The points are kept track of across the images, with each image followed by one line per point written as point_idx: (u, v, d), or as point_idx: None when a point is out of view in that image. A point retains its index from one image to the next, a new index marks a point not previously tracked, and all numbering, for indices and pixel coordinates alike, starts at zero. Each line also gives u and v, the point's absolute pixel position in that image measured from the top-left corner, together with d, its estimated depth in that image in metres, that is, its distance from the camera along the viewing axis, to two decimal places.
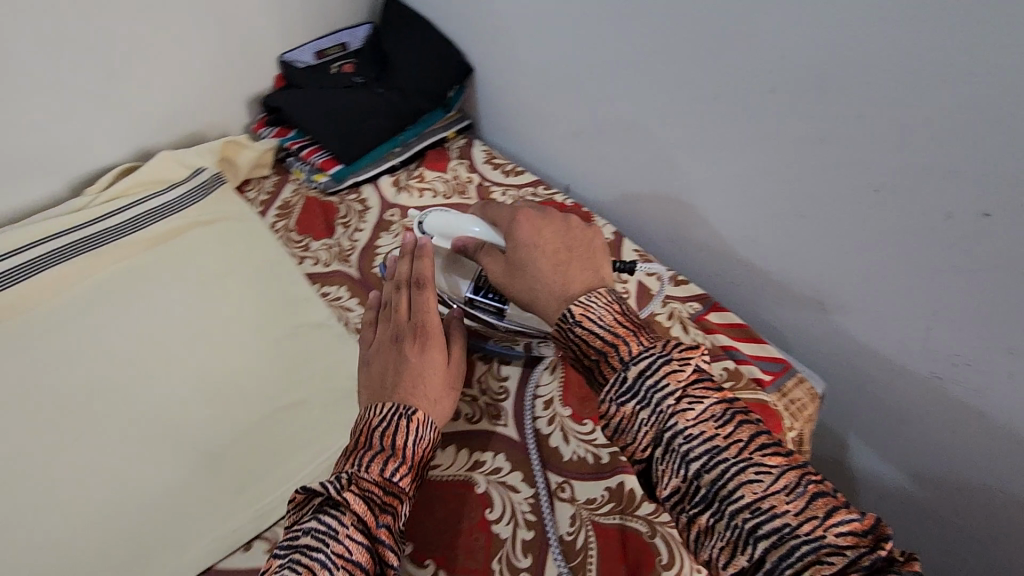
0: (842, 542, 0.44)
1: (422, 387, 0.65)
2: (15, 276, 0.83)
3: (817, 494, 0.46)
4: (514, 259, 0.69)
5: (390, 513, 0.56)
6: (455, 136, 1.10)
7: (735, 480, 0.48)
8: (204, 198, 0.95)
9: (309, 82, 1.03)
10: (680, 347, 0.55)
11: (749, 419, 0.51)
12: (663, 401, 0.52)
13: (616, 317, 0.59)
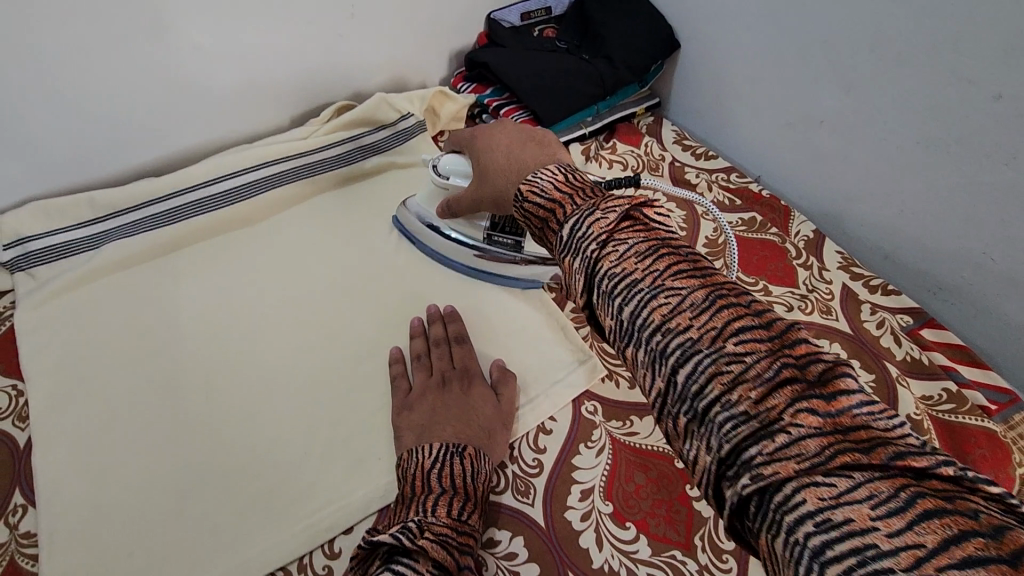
0: (764, 370, 0.38)
1: (479, 426, 0.65)
2: (244, 189, 0.88)
3: (721, 307, 0.41)
4: (479, 165, 0.69)
5: (467, 554, 0.54)
6: (644, 112, 1.09)
7: (646, 305, 0.43)
8: (405, 143, 0.99)
9: (514, 42, 1.04)
10: (610, 199, 0.50)
11: (675, 253, 0.46)
12: (594, 249, 0.47)
13: (558, 184, 0.54)
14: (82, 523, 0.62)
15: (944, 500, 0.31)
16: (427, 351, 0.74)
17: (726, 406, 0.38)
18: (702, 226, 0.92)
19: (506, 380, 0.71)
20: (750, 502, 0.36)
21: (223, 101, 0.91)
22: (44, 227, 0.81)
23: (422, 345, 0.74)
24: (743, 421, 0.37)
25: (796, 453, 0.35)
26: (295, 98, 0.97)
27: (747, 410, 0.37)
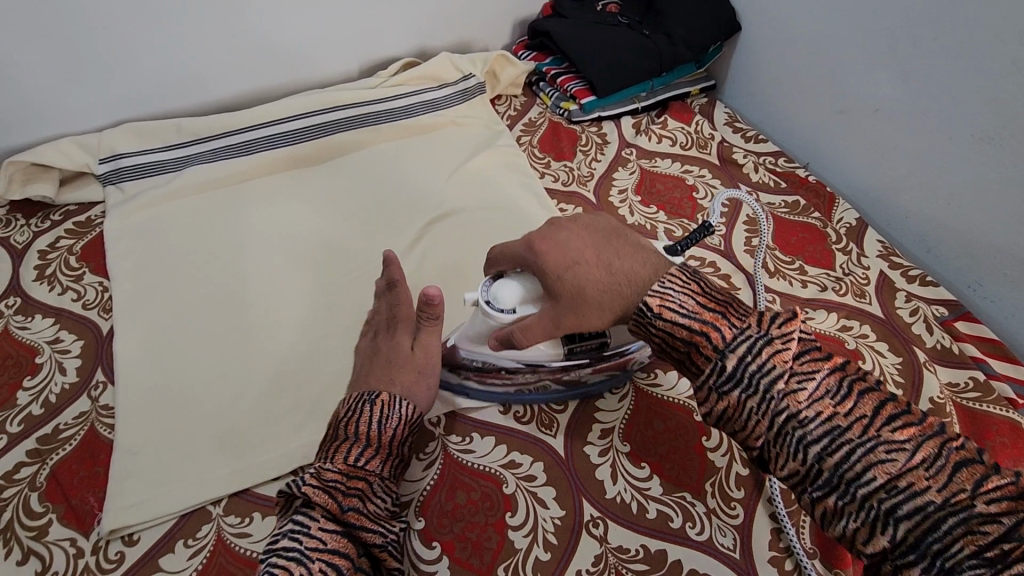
0: (991, 508, 0.41)
1: (397, 372, 0.61)
2: (312, 129, 0.96)
3: (959, 465, 0.43)
4: (558, 291, 0.55)
5: (359, 497, 0.55)
6: (698, 93, 1.11)
7: (863, 459, 0.45)
8: (464, 102, 1.04)
9: (577, 14, 1.07)
10: (776, 321, 0.51)
11: (870, 388, 0.48)
12: (771, 386, 0.49)
13: (700, 300, 0.53)
14: (148, 401, 0.69)
15: None
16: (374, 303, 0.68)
17: (956, 547, 0.41)
18: (745, 204, 0.93)
19: (433, 322, 0.62)
20: None
21: (302, 48, 0.97)
22: (137, 145, 0.91)
23: (367, 290, 0.69)
24: (968, 556, 0.40)
25: None
26: (366, 51, 1.03)
27: (972, 547, 0.41)
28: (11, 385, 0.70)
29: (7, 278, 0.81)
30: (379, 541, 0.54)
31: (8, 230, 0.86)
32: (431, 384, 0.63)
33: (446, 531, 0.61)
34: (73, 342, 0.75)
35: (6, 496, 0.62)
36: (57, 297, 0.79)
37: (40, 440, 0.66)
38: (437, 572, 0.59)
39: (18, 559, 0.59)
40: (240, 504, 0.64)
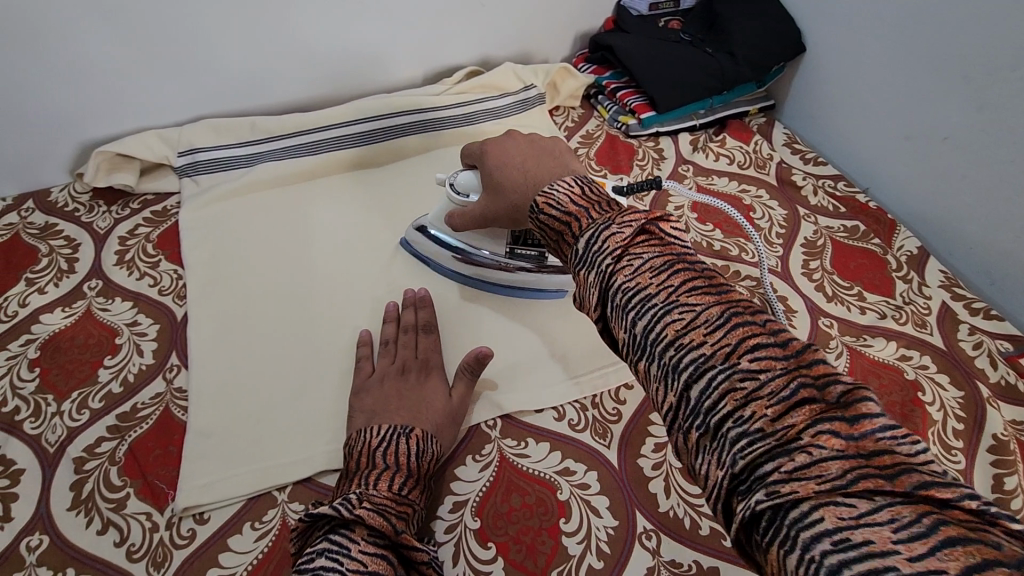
0: (836, 443, 0.34)
1: (427, 411, 0.66)
2: (379, 133, 0.98)
3: (737, 325, 0.40)
4: (491, 182, 0.67)
5: (403, 520, 0.55)
6: (756, 113, 1.11)
7: (659, 321, 0.42)
8: (523, 113, 1.06)
9: (640, 30, 1.08)
10: (626, 213, 0.49)
11: (691, 267, 0.45)
12: (626, 296, 0.44)
13: (574, 198, 0.54)
14: (219, 388, 0.73)
15: (888, 479, 0.32)
16: (393, 338, 0.75)
17: (722, 406, 0.38)
18: (802, 227, 0.93)
19: (467, 377, 0.70)
20: (758, 519, 0.34)
21: (373, 54, 1.01)
22: (214, 141, 0.94)
23: (392, 330, 0.75)
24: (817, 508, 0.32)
25: (817, 474, 0.33)
26: (432, 59, 1.06)
27: (816, 494, 0.32)
28: (93, 363, 0.74)
29: (90, 261, 0.85)
30: (428, 557, 0.53)
31: (92, 216, 0.91)
32: (456, 430, 0.68)
33: (502, 532, 0.63)
34: (149, 326, 0.79)
35: (88, 468, 0.66)
36: (135, 282, 0.83)
37: (120, 418, 0.70)
38: (493, 572, 0.60)
39: (98, 528, 0.62)
40: (305, 492, 0.66)
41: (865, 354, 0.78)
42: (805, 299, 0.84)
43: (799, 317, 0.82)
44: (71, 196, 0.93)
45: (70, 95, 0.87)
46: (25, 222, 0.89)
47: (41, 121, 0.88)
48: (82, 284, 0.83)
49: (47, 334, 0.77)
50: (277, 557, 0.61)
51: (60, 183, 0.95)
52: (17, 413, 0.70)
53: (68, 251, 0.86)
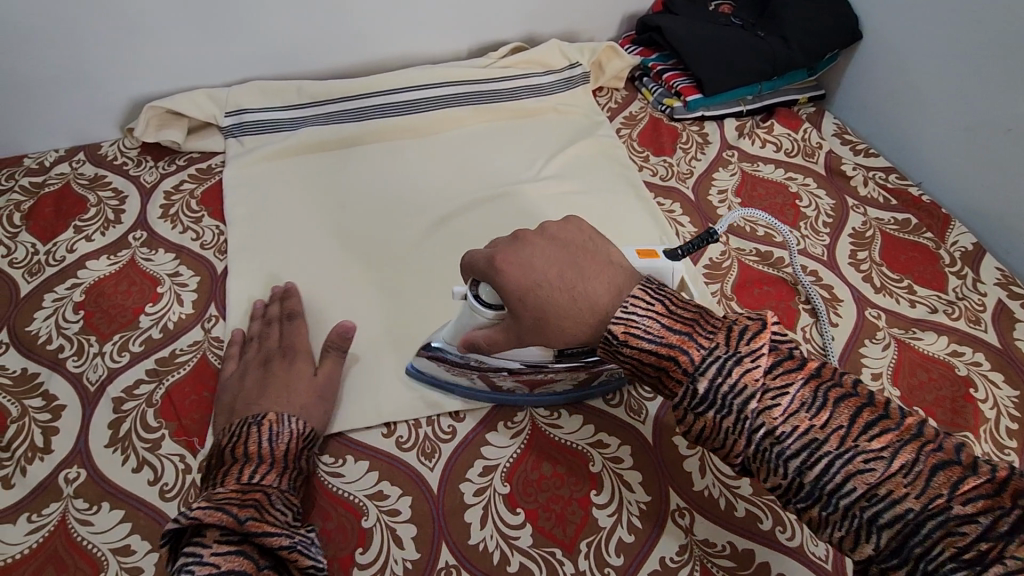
0: (968, 509, 0.39)
1: (294, 392, 0.63)
2: (421, 102, 0.98)
3: (936, 468, 0.40)
4: (524, 314, 0.52)
5: (255, 507, 0.52)
6: (806, 102, 1.08)
7: (841, 471, 0.42)
8: (566, 91, 1.04)
9: (690, 12, 1.06)
10: (746, 338, 0.47)
11: (846, 393, 0.44)
12: (744, 406, 0.45)
13: (666, 321, 0.49)
14: None
15: None
16: (257, 333, 0.72)
17: (937, 551, 0.39)
18: (851, 217, 0.90)
19: (336, 355, 0.69)
20: None
21: (420, 24, 1.01)
22: (261, 103, 0.96)
23: (257, 326, 0.72)
24: (953, 559, 0.39)
25: None
26: (478, 32, 1.05)
27: (954, 550, 0.39)
28: (135, 310, 0.75)
29: (136, 213, 0.87)
30: (285, 542, 0.51)
31: (139, 170, 0.92)
32: (327, 406, 0.65)
33: (532, 499, 0.62)
34: (190, 277, 0.80)
35: (126, 408, 0.67)
36: (178, 235, 0.84)
37: (159, 362, 0.71)
38: (521, 537, 0.59)
39: (134, 466, 0.63)
40: (334, 445, 0.65)
41: (914, 347, 0.75)
42: (852, 290, 0.81)
43: (844, 306, 0.79)
44: (120, 151, 0.95)
45: (125, 49, 0.88)
46: (76, 173, 0.91)
47: (97, 73, 0.90)
48: (128, 234, 0.84)
49: (92, 280, 0.78)
50: (306, 506, 0.61)
51: (110, 138, 0.97)
52: (61, 352, 0.71)
53: (115, 203, 0.88)
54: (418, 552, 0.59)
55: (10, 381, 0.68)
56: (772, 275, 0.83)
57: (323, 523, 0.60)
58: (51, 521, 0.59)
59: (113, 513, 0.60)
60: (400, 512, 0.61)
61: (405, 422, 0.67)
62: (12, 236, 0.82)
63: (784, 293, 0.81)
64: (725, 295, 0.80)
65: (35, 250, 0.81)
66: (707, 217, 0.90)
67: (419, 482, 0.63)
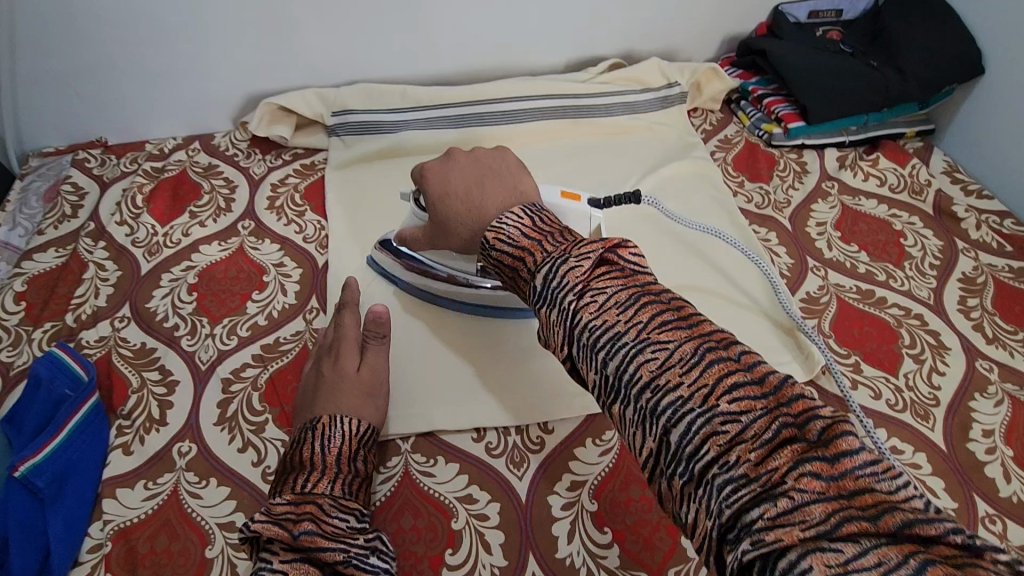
0: (734, 408, 0.38)
1: (348, 394, 0.63)
2: (517, 113, 1.00)
3: (712, 362, 0.39)
4: (437, 216, 0.63)
5: (310, 519, 0.52)
6: (913, 136, 1.03)
7: (632, 360, 0.41)
8: (662, 110, 1.04)
9: (797, 37, 1.03)
10: (582, 243, 0.48)
11: (656, 300, 0.44)
12: (565, 298, 0.45)
13: (526, 230, 0.53)
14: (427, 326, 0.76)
15: (872, 521, 0.32)
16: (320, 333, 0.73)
17: (704, 450, 0.37)
18: (961, 261, 0.86)
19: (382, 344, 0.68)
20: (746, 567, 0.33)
21: (524, 36, 1.02)
22: (366, 105, 0.99)
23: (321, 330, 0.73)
24: (717, 463, 0.37)
25: (801, 520, 0.33)
26: (577, 47, 1.06)
27: (718, 451, 0.37)
28: (242, 296, 0.79)
29: (245, 203, 0.91)
30: (339, 557, 0.50)
31: (249, 162, 0.97)
32: (379, 402, 0.65)
33: (620, 519, 0.61)
34: (294, 269, 0.83)
35: (234, 390, 0.70)
36: (283, 227, 0.88)
37: (264, 348, 0.74)
38: (609, 557, 0.59)
39: (239, 447, 0.66)
40: (426, 445, 0.67)
41: None
42: (961, 338, 0.78)
43: (951, 354, 0.76)
44: (232, 142, 1.00)
45: (250, 46, 0.93)
46: (192, 161, 0.97)
47: (221, 69, 0.95)
48: (237, 223, 0.88)
49: (204, 264, 0.83)
50: (398, 503, 0.63)
51: (223, 130, 1.02)
52: (176, 330, 0.76)
53: (227, 191, 0.93)
54: (505, 560, 0.59)
55: (130, 353, 0.73)
56: (873, 315, 0.80)
57: (414, 520, 0.61)
58: (164, 490, 0.62)
59: (220, 490, 0.63)
60: (489, 519, 0.61)
61: (494, 429, 0.68)
62: (135, 216, 0.88)
63: (886, 335, 0.77)
64: (822, 331, 0.78)
65: (154, 231, 0.86)
66: (805, 249, 0.88)
67: (507, 490, 0.64)
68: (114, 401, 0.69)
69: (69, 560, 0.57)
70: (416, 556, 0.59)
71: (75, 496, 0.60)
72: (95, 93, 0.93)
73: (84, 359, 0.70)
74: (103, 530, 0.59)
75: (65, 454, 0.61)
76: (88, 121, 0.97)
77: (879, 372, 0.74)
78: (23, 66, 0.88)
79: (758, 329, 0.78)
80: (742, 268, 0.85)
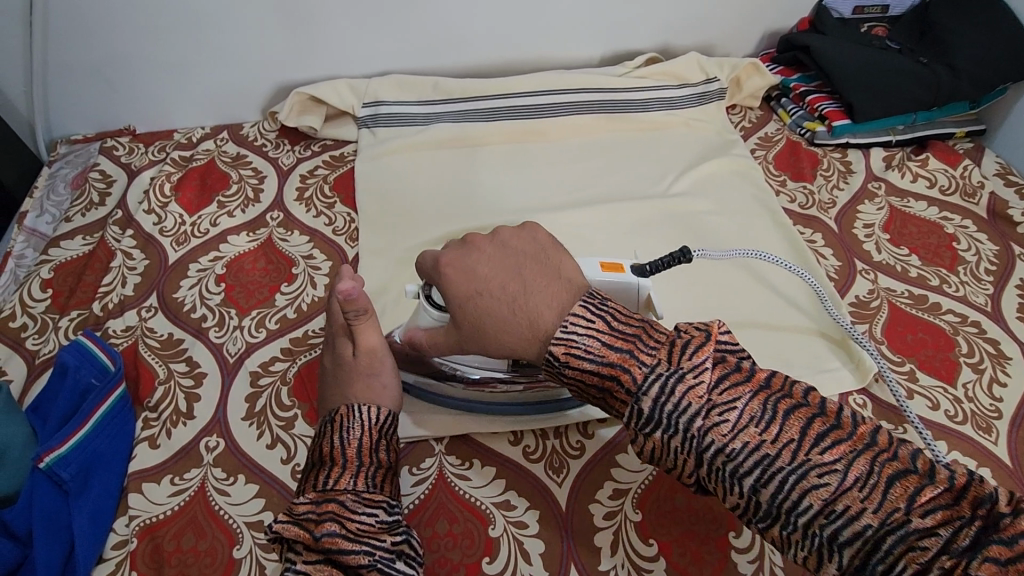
0: (928, 522, 0.35)
1: (351, 384, 0.57)
2: (551, 106, 0.97)
3: (892, 479, 0.37)
4: (464, 319, 0.50)
5: (333, 519, 0.48)
6: (963, 136, 0.99)
7: (796, 488, 0.38)
8: (700, 106, 1.00)
9: (843, 33, 1.00)
10: (690, 349, 0.43)
11: (797, 403, 0.41)
12: (691, 425, 0.41)
13: (609, 337, 0.44)
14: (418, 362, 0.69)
15: None
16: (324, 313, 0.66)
17: (899, 569, 0.35)
18: (1019, 267, 0.82)
19: (367, 319, 0.56)
20: None
21: (559, 28, 0.99)
22: (397, 96, 0.97)
23: None
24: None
25: None
26: (614, 41, 1.03)
27: (916, 565, 0.35)
28: (271, 288, 0.77)
29: (273, 193, 0.90)
30: (364, 560, 0.46)
31: (278, 153, 0.96)
32: (392, 377, 0.59)
33: (666, 531, 0.58)
34: (323, 261, 0.81)
35: (262, 384, 0.68)
36: (313, 219, 0.86)
37: (293, 342, 0.72)
38: (655, 571, 0.56)
39: (268, 443, 0.64)
40: (461, 447, 0.64)
41: None
42: (1021, 346, 0.74)
43: (1013, 364, 0.72)
44: (260, 132, 0.98)
45: (281, 33, 0.91)
46: (220, 150, 0.95)
47: (252, 57, 0.93)
48: (265, 214, 0.87)
49: (232, 254, 0.81)
50: (431, 506, 0.60)
51: (252, 120, 1.01)
52: (204, 321, 0.74)
53: (255, 181, 0.91)
54: (546, 570, 0.56)
55: (157, 344, 0.71)
56: (927, 321, 0.76)
57: (449, 526, 0.59)
58: (191, 486, 0.60)
59: (248, 487, 0.61)
60: (528, 526, 0.59)
61: (532, 432, 0.65)
62: (162, 205, 0.86)
63: (942, 343, 0.74)
64: (874, 338, 0.74)
65: (182, 221, 0.85)
66: (853, 252, 0.84)
67: (546, 496, 0.61)
68: (140, 393, 0.67)
69: (93, 556, 0.55)
70: (452, 562, 0.57)
71: (101, 489, 0.58)
72: (125, 79, 0.92)
73: (111, 348, 0.68)
74: (129, 526, 0.58)
75: (91, 445, 0.60)
76: (117, 108, 0.95)
77: (936, 382, 0.70)
78: (54, 51, 0.87)
79: (813, 350, 0.74)
80: (793, 285, 0.80)
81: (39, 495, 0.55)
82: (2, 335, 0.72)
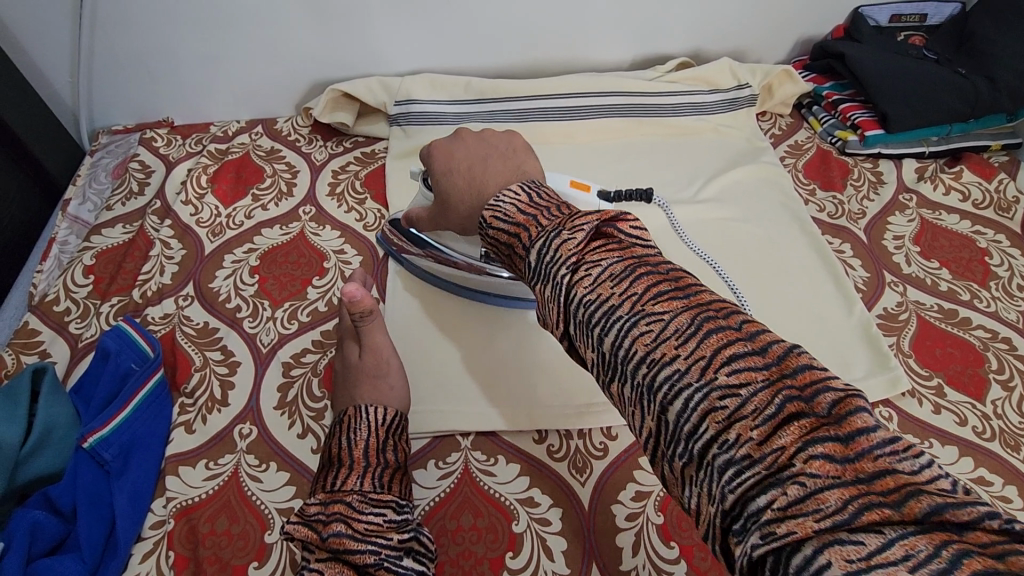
0: (657, 307, 0.34)
1: (360, 383, 0.61)
2: (581, 109, 0.98)
3: (792, 415, 0.29)
4: (441, 192, 0.61)
5: (341, 519, 0.47)
6: (999, 149, 0.97)
7: (699, 411, 0.31)
8: (730, 112, 1.00)
9: (879, 41, 0.99)
10: (576, 215, 0.40)
11: (724, 326, 0.32)
12: (557, 274, 0.38)
13: (522, 206, 0.45)
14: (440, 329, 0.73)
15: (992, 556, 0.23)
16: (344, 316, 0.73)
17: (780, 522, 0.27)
18: None
19: (374, 320, 0.63)
20: None
21: (592, 32, 1.00)
22: (429, 95, 0.98)
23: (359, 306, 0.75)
24: (717, 442, 0.30)
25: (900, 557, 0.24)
26: (645, 44, 1.03)
27: (718, 428, 0.30)
28: (303, 280, 0.79)
29: (306, 188, 0.91)
30: (370, 558, 0.44)
31: (311, 148, 0.97)
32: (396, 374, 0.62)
33: (687, 535, 0.59)
34: (354, 256, 0.83)
35: (294, 374, 0.70)
36: (344, 214, 0.88)
37: (323, 335, 0.73)
38: (675, 574, 0.57)
39: (299, 432, 0.65)
40: (487, 443, 0.65)
41: None
42: None
43: None
44: (294, 127, 1.00)
45: (317, 31, 0.93)
46: (255, 144, 0.97)
47: (288, 54, 0.95)
48: (298, 208, 0.88)
49: (266, 247, 0.83)
50: (458, 500, 0.61)
51: (286, 115, 1.03)
52: (238, 311, 0.76)
53: (289, 175, 0.93)
54: (568, 567, 0.57)
55: (193, 332, 0.73)
56: (958, 336, 0.75)
57: (474, 519, 0.60)
58: (225, 471, 0.62)
59: (279, 474, 0.62)
60: (551, 523, 0.60)
61: (556, 431, 0.66)
62: (199, 196, 0.88)
63: (971, 359, 0.73)
64: (902, 351, 0.74)
65: (218, 213, 0.87)
66: (882, 263, 0.84)
67: (569, 495, 0.62)
68: (178, 379, 0.69)
69: (133, 534, 0.57)
70: (476, 555, 0.58)
71: (140, 471, 0.61)
72: (166, 74, 0.94)
73: (150, 335, 0.71)
74: (166, 507, 0.60)
75: (131, 427, 0.62)
76: (157, 101, 0.98)
77: (964, 398, 0.70)
78: (98, 45, 0.89)
79: (827, 347, 0.74)
80: (816, 279, 0.81)
81: (82, 473, 0.58)
82: (46, 318, 0.75)
